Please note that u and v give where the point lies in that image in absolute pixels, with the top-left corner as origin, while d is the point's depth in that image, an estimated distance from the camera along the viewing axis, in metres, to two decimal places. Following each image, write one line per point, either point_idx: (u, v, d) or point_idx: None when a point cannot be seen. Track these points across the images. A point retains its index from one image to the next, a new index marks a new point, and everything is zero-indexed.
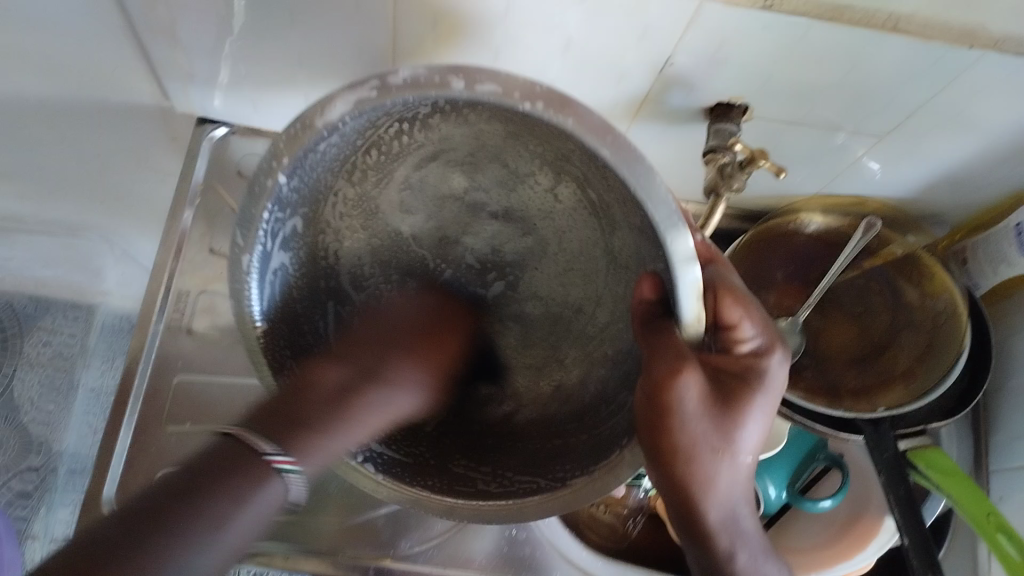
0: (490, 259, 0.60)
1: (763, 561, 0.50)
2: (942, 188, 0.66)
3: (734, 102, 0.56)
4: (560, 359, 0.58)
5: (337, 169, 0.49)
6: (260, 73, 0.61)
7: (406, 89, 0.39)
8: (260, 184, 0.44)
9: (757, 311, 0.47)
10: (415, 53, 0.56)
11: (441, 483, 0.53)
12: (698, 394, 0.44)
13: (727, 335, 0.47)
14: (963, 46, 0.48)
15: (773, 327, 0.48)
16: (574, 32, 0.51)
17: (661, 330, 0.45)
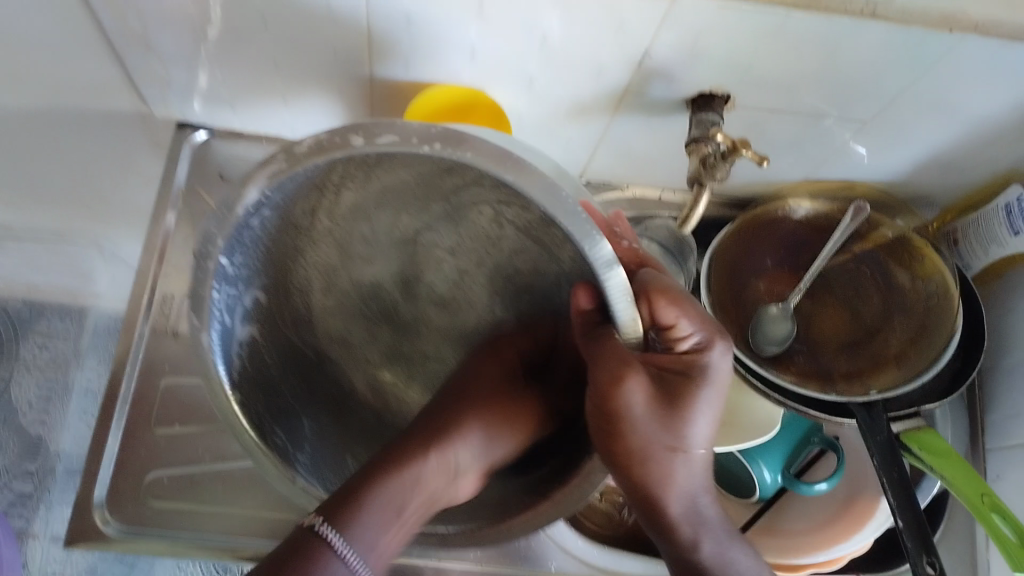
0: (450, 290, 0.52)
1: (731, 545, 0.50)
2: (931, 170, 0.65)
3: (716, 93, 0.56)
4: (554, 379, 0.56)
5: (284, 235, 0.47)
6: (236, 76, 0.61)
7: (314, 154, 0.39)
8: (200, 263, 0.44)
9: (694, 307, 0.46)
10: (391, 53, 0.55)
11: (427, 512, 0.52)
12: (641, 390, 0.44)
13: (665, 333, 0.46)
14: (944, 30, 0.48)
15: (712, 319, 0.47)
16: (550, 28, 0.51)
17: (599, 341, 0.42)
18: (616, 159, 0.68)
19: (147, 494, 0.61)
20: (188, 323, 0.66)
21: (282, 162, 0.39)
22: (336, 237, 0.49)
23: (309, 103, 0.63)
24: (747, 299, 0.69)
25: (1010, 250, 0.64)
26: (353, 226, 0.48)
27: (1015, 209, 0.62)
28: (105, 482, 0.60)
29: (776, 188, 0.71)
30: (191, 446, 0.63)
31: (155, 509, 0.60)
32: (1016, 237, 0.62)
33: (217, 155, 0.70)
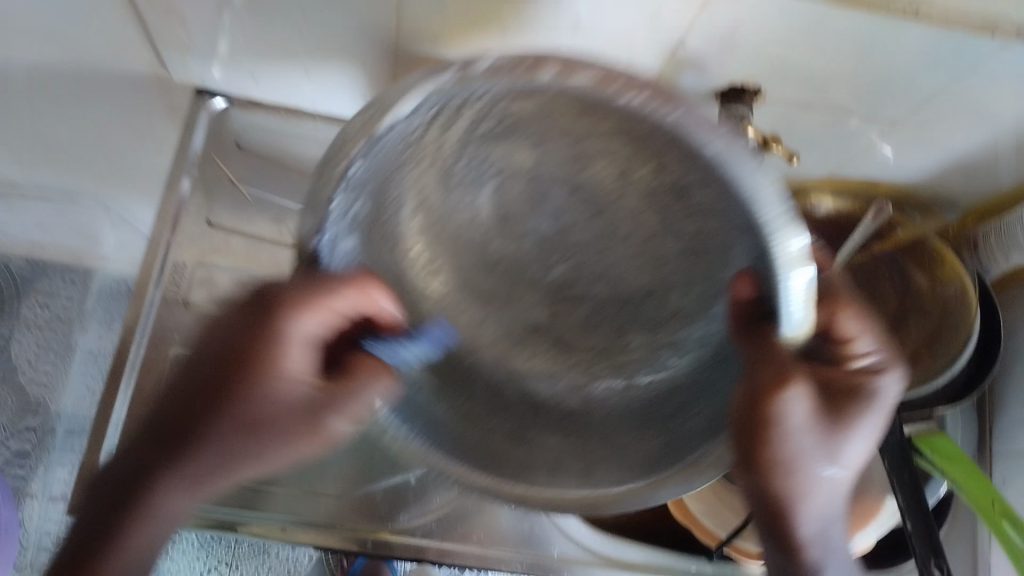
0: (573, 245, 0.50)
1: (835, 553, 0.53)
2: (957, 174, 0.65)
3: (747, 86, 0.55)
4: (630, 342, 0.54)
5: (408, 153, 0.44)
6: (260, 45, 0.59)
7: (482, 77, 0.37)
8: (332, 167, 0.42)
9: (873, 324, 0.51)
10: (421, 27, 0.54)
11: (510, 469, 0.56)
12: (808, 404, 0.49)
13: (838, 348, 0.51)
14: (985, 34, 0.47)
15: (889, 347, 0.52)
16: (585, 12, 0.50)
17: (759, 334, 0.46)
18: None
19: None
20: (199, 294, 0.68)
21: (452, 77, 0.37)
22: (438, 165, 0.46)
23: (331, 74, 0.62)
24: None
25: None
26: (460, 160, 0.45)
27: None
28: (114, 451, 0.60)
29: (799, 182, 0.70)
30: None
31: None
32: None
33: (233, 124, 0.69)
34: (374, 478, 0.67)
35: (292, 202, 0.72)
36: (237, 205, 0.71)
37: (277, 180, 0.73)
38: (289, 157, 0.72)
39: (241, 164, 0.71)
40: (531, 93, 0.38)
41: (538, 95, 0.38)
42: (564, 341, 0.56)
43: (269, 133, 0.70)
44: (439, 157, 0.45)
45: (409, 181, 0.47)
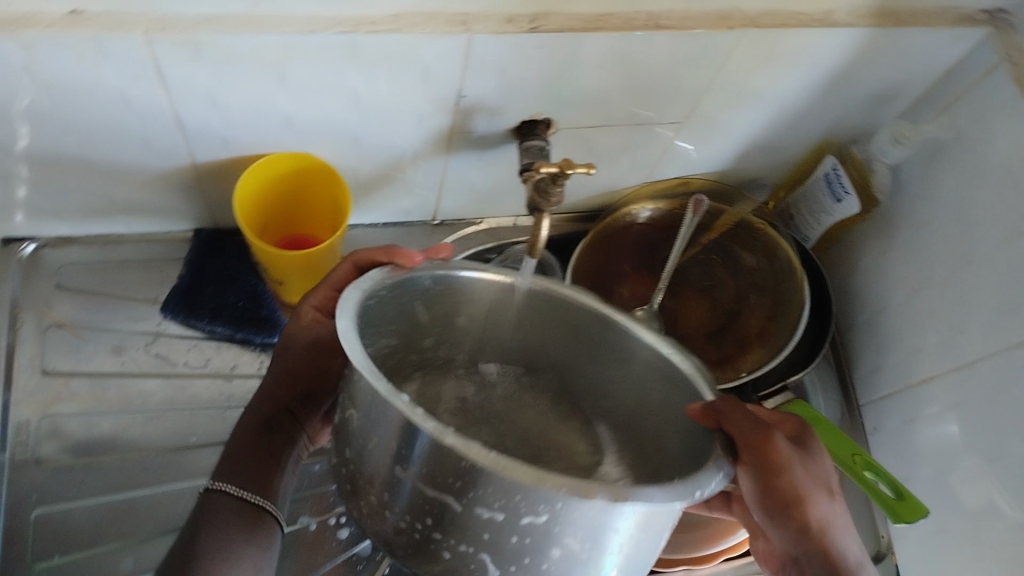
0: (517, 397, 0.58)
1: None
2: (754, 156, 0.69)
3: (537, 119, 0.57)
4: (566, 426, 0.57)
5: (423, 321, 0.53)
6: (55, 187, 0.58)
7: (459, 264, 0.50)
8: (409, 302, 0.51)
9: (809, 440, 0.50)
10: (208, 133, 0.54)
11: (649, 439, 0.53)
12: (797, 456, 0.47)
13: (799, 441, 0.50)
14: (724, 30, 0.51)
15: (799, 424, 0.51)
16: (359, 85, 0.51)
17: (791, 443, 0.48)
18: (459, 199, 0.68)
19: None
20: (50, 447, 0.61)
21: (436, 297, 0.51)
22: (478, 344, 0.57)
23: (135, 196, 0.61)
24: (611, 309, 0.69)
25: (838, 216, 0.68)
26: (480, 344, 0.57)
27: (832, 179, 0.66)
28: None
29: (619, 196, 0.72)
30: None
31: None
32: (839, 204, 0.67)
33: (49, 266, 0.66)
34: None
35: (129, 332, 0.66)
36: (73, 349, 0.64)
37: (107, 311, 0.66)
38: (115, 286, 0.66)
39: (69, 305, 0.65)
40: (479, 301, 0.52)
41: (557, 321, 0.53)
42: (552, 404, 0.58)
43: (96, 265, 0.67)
44: (469, 344, 0.57)
45: (452, 341, 0.57)
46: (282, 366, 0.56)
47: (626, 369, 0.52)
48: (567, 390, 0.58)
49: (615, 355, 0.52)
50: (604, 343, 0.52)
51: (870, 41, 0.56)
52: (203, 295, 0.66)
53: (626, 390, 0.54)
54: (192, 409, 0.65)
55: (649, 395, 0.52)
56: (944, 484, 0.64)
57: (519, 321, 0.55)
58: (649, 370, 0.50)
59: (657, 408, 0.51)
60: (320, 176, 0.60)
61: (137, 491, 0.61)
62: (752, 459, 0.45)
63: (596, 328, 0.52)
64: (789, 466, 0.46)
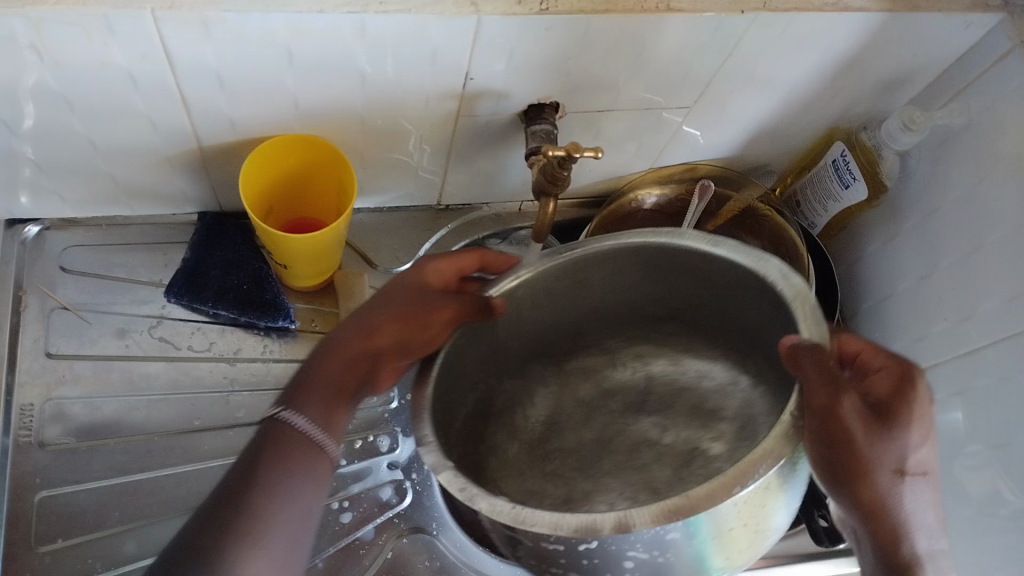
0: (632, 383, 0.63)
1: None
2: (761, 142, 0.68)
3: (545, 102, 0.57)
4: (692, 387, 0.61)
5: (512, 338, 0.58)
6: (59, 168, 0.58)
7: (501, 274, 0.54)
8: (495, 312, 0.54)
9: (918, 400, 0.45)
10: (214, 114, 0.53)
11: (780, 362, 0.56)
12: (871, 416, 0.44)
13: (898, 405, 0.45)
14: (735, 13, 0.51)
15: (913, 387, 0.45)
16: (366, 66, 0.51)
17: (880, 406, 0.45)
18: (466, 183, 0.68)
19: None
20: (55, 430, 0.61)
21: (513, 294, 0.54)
22: (576, 331, 0.62)
23: (139, 178, 0.60)
24: None
25: (845, 203, 0.67)
26: (578, 334, 0.62)
27: (840, 165, 0.66)
28: None
29: (625, 182, 0.72)
30: (80, 558, 0.58)
31: None
32: (847, 190, 0.66)
33: (53, 248, 0.65)
34: None
35: (132, 314, 0.65)
36: (77, 332, 0.64)
37: (110, 294, 0.65)
38: (118, 268, 0.66)
39: (73, 287, 0.65)
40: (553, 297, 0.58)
41: (627, 292, 0.59)
42: (661, 380, 0.62)
43: (98, 247, 0.66)
44: (564, 343, 0.62)
45: (546, 360, 0.62)
46: (388, 316, 0.50)
47: (730, 298, 0.56)
48: (676, 329, 0.62)
49: (699, 278, 0.56)
50: (692, 279, 0.56)
51: (882, 26, 0.55)
52: (206, 277, 0.66)
53: (739, 309, 0.56)
54: (195, 393, 0.64)
55: (725, 316, 0.58)
56: (949, 471, 0.64)
57: (606, 278, 0.58)
58: (714, 279, 0.55)
59: (738, 314, 0.57)
60: (326, 159, 0.59)
61: (141, 474, 0.61)
62: (812, 420, 0.43)
63: (663, 270, 0.57)
64: (849, 439, 0.42)
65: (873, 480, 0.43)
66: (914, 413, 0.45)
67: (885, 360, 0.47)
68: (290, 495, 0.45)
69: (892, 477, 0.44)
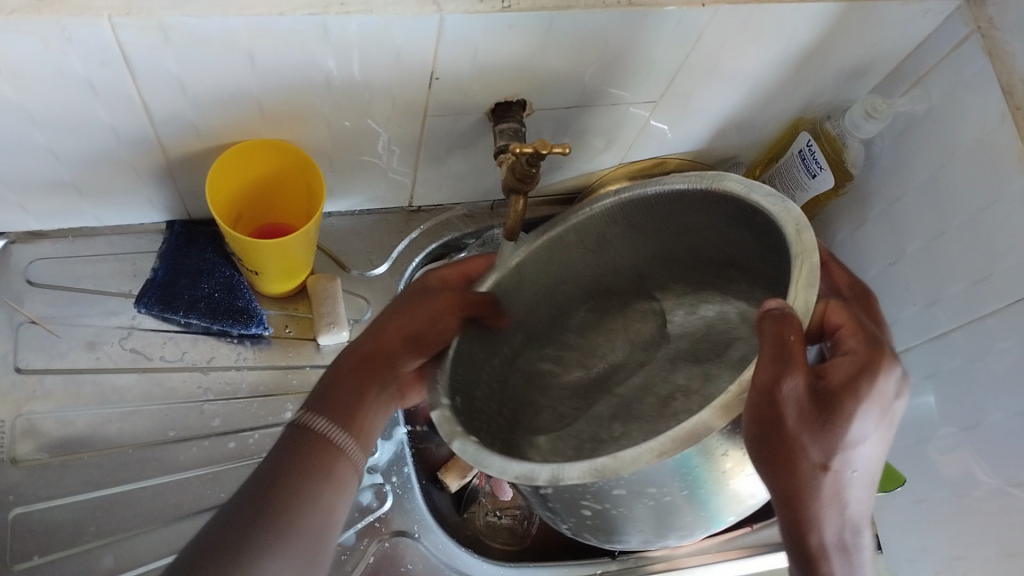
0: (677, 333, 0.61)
1: None
2: (729, 134, 0.69)
3: (512, 100, 0.57)
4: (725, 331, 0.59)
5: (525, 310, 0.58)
6: (22, 179, 0.57)
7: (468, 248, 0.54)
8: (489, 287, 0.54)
9: (868, 391, 0.41)
10: (177, 120, 0.53)
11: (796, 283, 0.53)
12: (809, 406, 0.40)
13: (842, 396, 0.41)
14: (696, 6, 0.51)
15: (866, 376, 0.42)
16: (330, 68, 0.51)
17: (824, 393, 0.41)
18: (437, 184, 0.68)
19: None
20: (26, 445, 0.60)
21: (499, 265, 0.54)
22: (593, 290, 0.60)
23: (105, 188, 0.60)
24: None
25: (812, 193, 0.68)
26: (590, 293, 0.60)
27: (806, 155, 0.66)
28: None
29: (595, 178, 0.72)
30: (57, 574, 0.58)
31: None
32: (813, 179, 0.66)
33: (19, 262, 0.64)
34: None
35: (102, 326, 0.64)
36: (46, 346, 0.63)
37: (79, 307, 0.65)
38: (87, 280, 0.65)
39: (41, 301, 0.64)
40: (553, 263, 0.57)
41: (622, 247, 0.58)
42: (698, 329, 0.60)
43: (66, 260, 0.65)
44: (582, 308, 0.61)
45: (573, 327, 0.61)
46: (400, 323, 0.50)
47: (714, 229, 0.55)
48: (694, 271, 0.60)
49: (678, 222, 0.55)
50: (678, 224, 0.56)
51: (841, 15, 0.56)
52: (178, 287, 0.65)
53: (725, 235, 0.55)
54: (168, 404, 0.64)
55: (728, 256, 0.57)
56: (922, 454, 0.65)
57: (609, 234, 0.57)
58: (707, 230, 0.55)
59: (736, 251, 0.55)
60: (294, 163, 0.59)
61: (117, 487, 0.61)
62: (752, 398, 0.40)
63: (642, 220, 0.56)
64: (780, 422, 0.40)
65: (796, 472, 0.41)
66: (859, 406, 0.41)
67: (856, 345, 0.44)
68: (321, 500, 0.44)
69: (818, 471, 0.41)
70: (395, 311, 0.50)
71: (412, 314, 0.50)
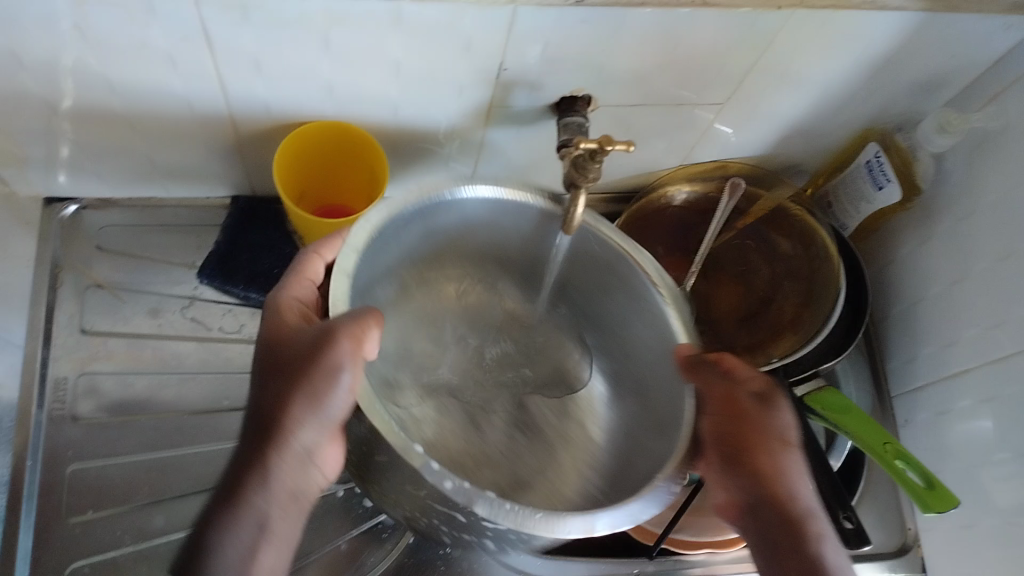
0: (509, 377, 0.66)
1: None
2: (795, 141, 0.68)
3: (578, 94, 0.57)
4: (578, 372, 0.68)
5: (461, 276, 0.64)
6: (97, 146, 0.59)
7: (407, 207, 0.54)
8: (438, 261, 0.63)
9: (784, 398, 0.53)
10: (249, 97, 0.54)
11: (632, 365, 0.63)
12: (757, 404, 0.52)
13: (767, 400, 0.52)
14: (771, 9, 0.50)
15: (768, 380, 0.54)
16: (400, 54, 0.51)
17: (763, 401, 0.52)
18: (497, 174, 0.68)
19: None
20: (87, 405, 0.63)
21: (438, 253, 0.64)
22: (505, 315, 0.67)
23: (176, 160, 0.61)
24: None
25: (877, 205, 0.67)
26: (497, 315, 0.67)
27: (874, 166, 0.65)
28: None
29: (655, 177, 0.72)
30: (109, 531, 0.60)
31: None
32: (880, 191, 0.66)
33: (91, 226, 0.66)
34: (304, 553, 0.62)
35: (166, 294, 0.66)
36: (112, 309, 0.65)
37: (144, 273, 0.67)
38: (153, 248, 0.67)
39: (108, 266, 0.66)
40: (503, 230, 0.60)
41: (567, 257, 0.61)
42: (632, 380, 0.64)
43: (134, 227, 0.67)
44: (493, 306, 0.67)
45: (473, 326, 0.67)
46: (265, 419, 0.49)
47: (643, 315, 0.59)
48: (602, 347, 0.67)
49: (605, 277, 0.61)
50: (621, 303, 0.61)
51: (921, 25, 0.54)
52: (237, 261, 0.67)
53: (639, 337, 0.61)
54: (225, 373, 0.65)
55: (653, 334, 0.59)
56: (974, 478, 0.64)
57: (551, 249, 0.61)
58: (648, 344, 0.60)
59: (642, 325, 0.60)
60: (358, 146, 0.60)
61: (170, 450, 0.63)
62: (715, 404, 0.52)
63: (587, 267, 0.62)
64: (741, 414, 0.52)
65: (763, 459, 0.51)
66: (781, 406, 0.52)
67: (756, 374, 0.53)
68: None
69: (778, 460, 0.51)
70: (300, 374, 0.48)
71: (321, 382, 0.47)
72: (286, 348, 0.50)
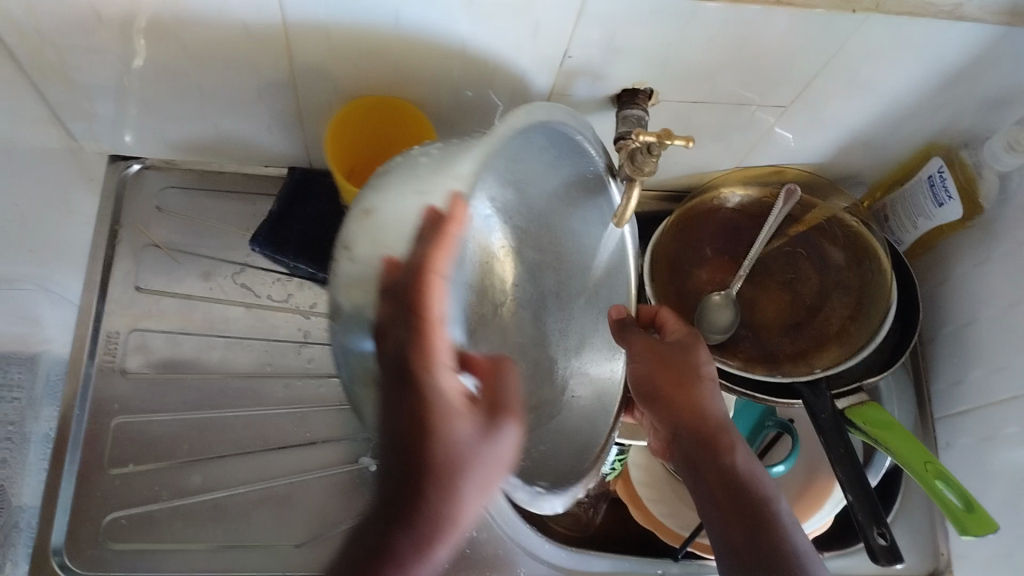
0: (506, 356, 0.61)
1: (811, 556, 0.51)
2: (856, 150, 0.67)
3: (639, 87, 0.57)
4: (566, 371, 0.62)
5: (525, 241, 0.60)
6: (164, 107, 0.60)
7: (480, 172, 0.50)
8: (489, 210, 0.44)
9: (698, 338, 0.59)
10: (315, 69, 0.55)
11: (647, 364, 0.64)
12: (678, 342, 0.58)
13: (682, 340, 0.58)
14: (846, 11, 0.49)
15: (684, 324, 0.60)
16: (467, 34, 0.52)
17: (681, 343, 0.58)
18: None
19: (107, 537, 0.60)
20: (136, 360, 0.64)
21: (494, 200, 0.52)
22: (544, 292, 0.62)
23: (239, 127, 0.63)
24: (688, 290, 0.69)
25: (937, 221, 0.66)
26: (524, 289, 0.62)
27: (936, 181, 0.64)
28: (62, 530, 0.60)
29: (709, 178, 0.71)
30: (146, 484, 0.61)
31: (117, 553, 0.60)
32: (941, 208, 0.65)
33: (152, 187, 0.68)
34: (333, 523, 0.63)
35: (219, 259, 0.68)
36: (166, 269, 0.67)
37: (199, 237, 0.68)
38: (210, 212, 0.69)
39: (166, 227, 0.68)
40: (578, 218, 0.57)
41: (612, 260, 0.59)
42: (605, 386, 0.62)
43: (193, 190, 0.69)
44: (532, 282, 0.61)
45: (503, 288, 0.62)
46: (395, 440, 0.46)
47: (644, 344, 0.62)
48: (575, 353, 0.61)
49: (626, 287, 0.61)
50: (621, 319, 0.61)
51: (998, 38, 0.53)
52: (290, 230, 0.66)
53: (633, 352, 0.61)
54: (269, 341, 0.66)
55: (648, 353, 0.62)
56: (1016, 507, 0.62)
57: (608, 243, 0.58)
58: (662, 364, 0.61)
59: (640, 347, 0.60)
60: (417, 125, 0.60)
61: (212, 412, 0.64)
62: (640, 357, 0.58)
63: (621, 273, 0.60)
64: (666, 359, 0.58)
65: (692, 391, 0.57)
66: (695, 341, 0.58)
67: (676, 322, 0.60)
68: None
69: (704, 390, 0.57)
70: (443, 416, 0.46)
71: (467, 468, 0.46)
72: (434, 446, 0.46)
